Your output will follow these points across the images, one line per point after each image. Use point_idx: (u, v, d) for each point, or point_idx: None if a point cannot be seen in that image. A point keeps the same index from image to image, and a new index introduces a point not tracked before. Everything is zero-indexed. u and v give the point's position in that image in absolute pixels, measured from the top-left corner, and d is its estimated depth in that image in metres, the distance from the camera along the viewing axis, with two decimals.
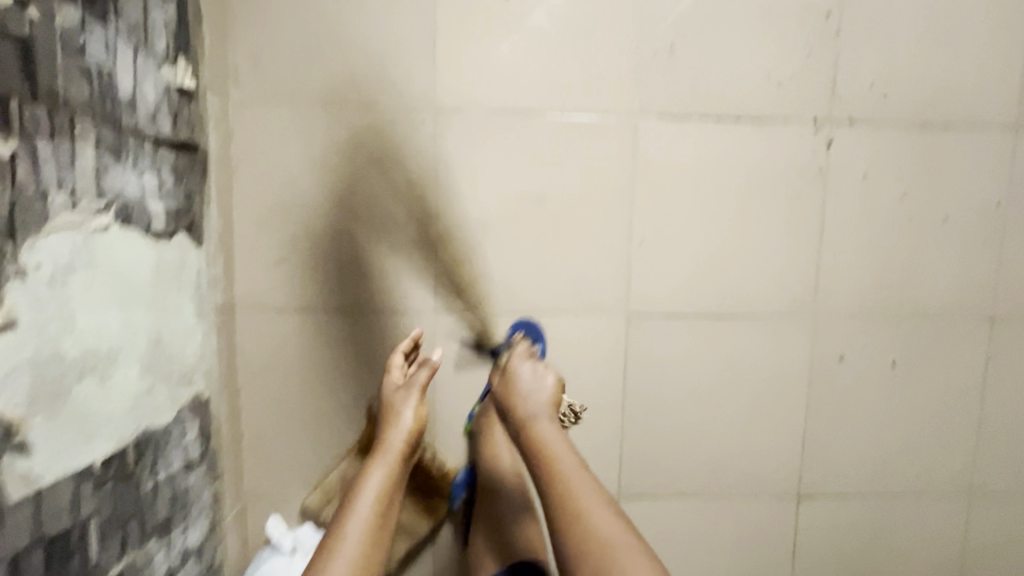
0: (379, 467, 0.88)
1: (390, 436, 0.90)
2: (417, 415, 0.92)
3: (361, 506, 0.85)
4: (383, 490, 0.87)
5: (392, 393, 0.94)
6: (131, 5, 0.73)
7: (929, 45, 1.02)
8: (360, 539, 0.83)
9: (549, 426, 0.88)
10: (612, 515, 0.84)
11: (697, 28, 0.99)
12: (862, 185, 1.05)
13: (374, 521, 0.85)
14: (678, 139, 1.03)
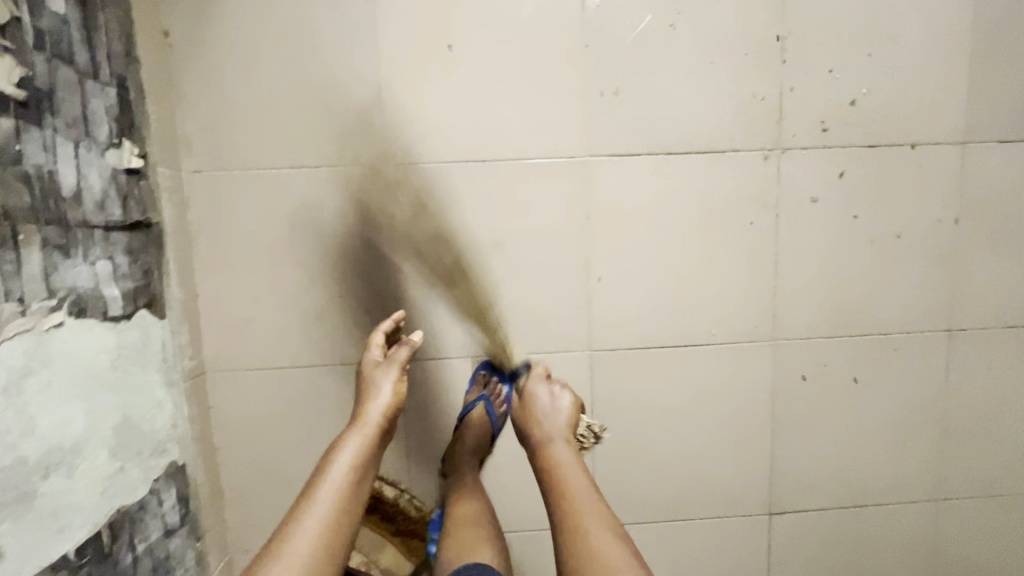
0: (354, 439, 0.85)
1: (368, 410, 0.87)
2: (396, 390, 0.89)
3: (334, 474, 0.82)
4: (357, 462, 0.83)
5: (371, 369, 0.92)
6: (68, 100, 0.74)
7: (875, 68, 1.03)
8: (331, 506, 0.79)
9: (565, 448, 0.89)
10: (609, 526, 0.81)
11: (642, 66, 1.00)
12: (816, 210, 1.07)
13: (343, 492, 0.81)
14: (630, 176, 1.04)
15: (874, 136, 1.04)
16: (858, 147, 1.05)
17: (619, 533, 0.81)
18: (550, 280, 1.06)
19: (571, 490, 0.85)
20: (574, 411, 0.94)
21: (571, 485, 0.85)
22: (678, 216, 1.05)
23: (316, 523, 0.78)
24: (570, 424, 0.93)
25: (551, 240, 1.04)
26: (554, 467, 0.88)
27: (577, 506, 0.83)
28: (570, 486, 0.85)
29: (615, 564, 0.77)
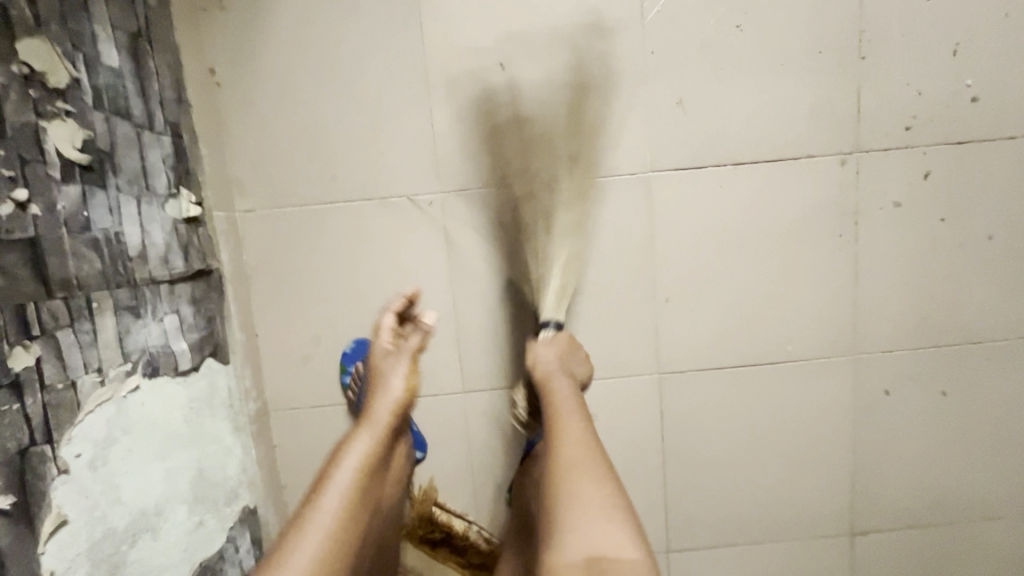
0: (364, 435, 0.79)
1: (377, 406, 0.81)
2: (407, 384, 0.83)
3: (339, 476, 0.75)
4: (365, 462, 0.77)
5: (381, 358, 0.86)
6: (127, 155, 0.72)
7: (963, 58, 0.94)
8: (337, 513, 0.72)
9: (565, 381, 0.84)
10: (601, 500, 0.71)
11: (705, 74, 0.94)
12: (898, 215, 0.99)
13: (350, 496, 0.74)
14: (697, 190, 0.97)
15: (962, 132, 0.96)
16: (944, 145, 0.96)
17: (611, 503, 0.71)
18: (615, 301, 1.01)
19: (568, 446, 0.76)
20: (581, 375, 0.91)
21: (572, 430, 0.78)
22: (749, 229, 0.99)
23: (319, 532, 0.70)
24: (564, 364, 0.88)
25: (614, 262, 0.99)
26: (558, 409, 0.81)
27: (576, 457, 0.75)
28: (568, 433, 0.77)
29: (608, 530, 0.68)
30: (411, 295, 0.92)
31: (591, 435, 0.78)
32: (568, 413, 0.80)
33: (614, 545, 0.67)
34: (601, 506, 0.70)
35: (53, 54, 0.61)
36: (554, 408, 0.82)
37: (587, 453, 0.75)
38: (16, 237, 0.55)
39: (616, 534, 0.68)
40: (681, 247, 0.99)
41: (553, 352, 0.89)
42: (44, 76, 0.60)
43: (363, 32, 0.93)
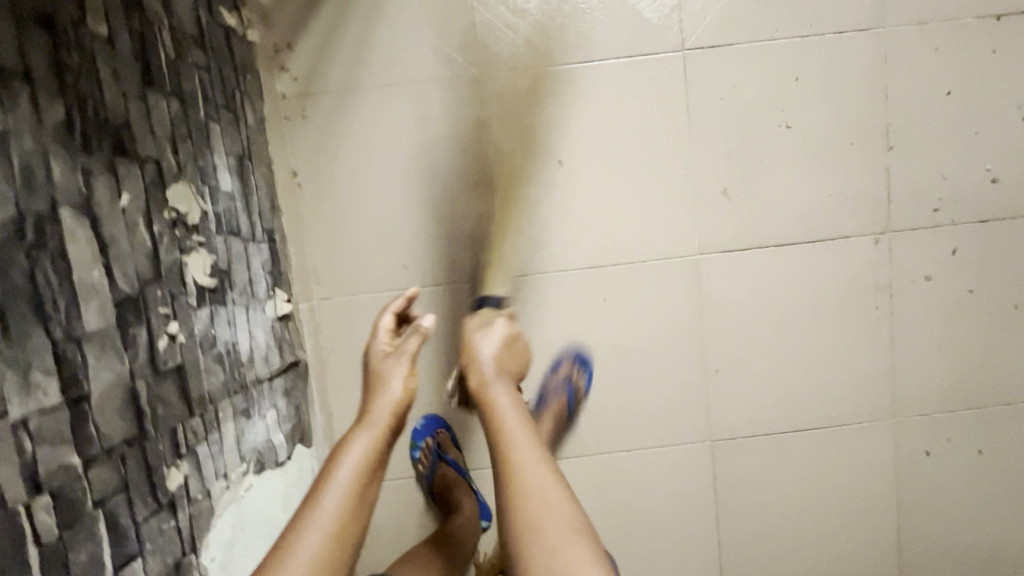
0: (360, 438, 0.74)
1: (376, 407, 0.77)
2: (407, 385, 0.79)
3: (337, 479, 0.69)
4: (366, 463, 0.72)
5: (380, 361, 0.82)
6: (240, 269, 0.79)
7: (982, 145, 1.03)
8: (333, 523, 0.66)
9: (500, 385, 0.79)
10: (562, 510, 0.69)
11: (745, 167, 1.02)
12: (929, 287, 1.06)
13: (350, 498, 0.69)
14: (740, 269, 1.05)
15: (985, 211, 1.04)
16: (969, 223, 1.04)
17: (580, 524, 0.69)
18: (668, 374, 1.07)
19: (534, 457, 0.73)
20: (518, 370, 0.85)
21: (527, 442, 0.74)
22: (791, 303, 1.06)
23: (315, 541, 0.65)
24: (506, 368, 0.82)
25: (666, 336, 1.06)
26: (497, 412, 0.77)
27: (531, 479, 0.71)
28: (523, 454, 0.73)
29: (570, 554, 0.65)
30: (414, 294, 0.86)
31: (549, 460, 0.73)
32: (511, 416, 0.76)
33: (572, 551, 0.66)
34: (560, 519, 0.68)
35: (189, 192, 0.69)
36: (491, 412, 0.77)
37: (532, 448, 0.73)
38: (169, 365, 0.62)
39: (559, 538, 0.67)
40: (728, 322, 1.06)
41: (495, 332, 0.85)
42: (183, 215, 0.68)
43: (432, 134, 1.01)
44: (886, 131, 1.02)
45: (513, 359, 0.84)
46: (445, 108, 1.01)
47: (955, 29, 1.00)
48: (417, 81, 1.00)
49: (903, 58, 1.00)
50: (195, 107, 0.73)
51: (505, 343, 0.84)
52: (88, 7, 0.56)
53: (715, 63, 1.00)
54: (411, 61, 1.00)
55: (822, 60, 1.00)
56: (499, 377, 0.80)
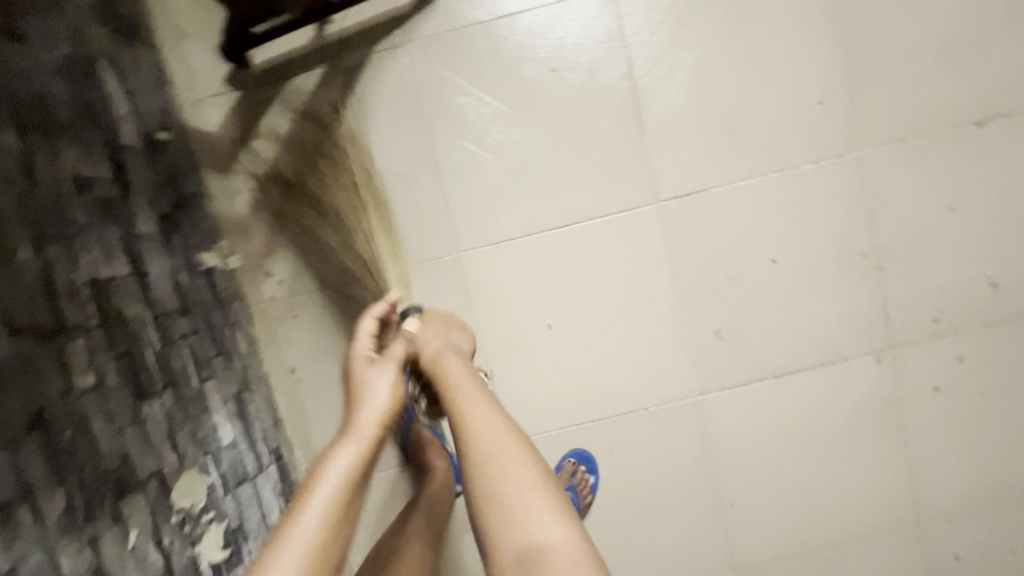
0: (347, 446, 0.71)
1: (361, 415, 0.74)
2: (394, 394, 0.77)
3: (330, 471, 0.68)
4: (352, 474, 0.68)
5: (362, 368, 0.79)
6: (251, 514, 0.82)
7: (975, 253, 1.00)
8: (319, 527, 0.63)
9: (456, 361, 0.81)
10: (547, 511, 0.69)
11: (735, 307, 1.01)
12: (939, 397, 1.04)
13: (338, 500, 0.66)
14: (743, 404, 1.04)
15: (987, 316, 1.02)
16: (972, 330, 1.02)
17: (552, 504, 0.70)
18: (684, 510, 1.07)
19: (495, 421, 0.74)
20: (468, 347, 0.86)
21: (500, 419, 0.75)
22: (799, 430, 1.05)
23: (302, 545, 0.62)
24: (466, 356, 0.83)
25: (677, 477, 1.06)
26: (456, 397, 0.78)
27: (494, 448, 0.72)
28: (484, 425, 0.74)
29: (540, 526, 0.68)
30: (392, 300, 0.84)
31: (517, 436, 0.74)
32: (484, 413, 0.75)
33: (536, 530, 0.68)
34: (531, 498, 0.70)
35: (193, 478, 0.72)
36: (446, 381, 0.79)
37: (499, 429, 0.74)
38: None
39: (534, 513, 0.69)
40: (737, 455, 1.06)
41: (460, 343, 0.86)
42: (188, 508, 0.71)
43: None
44: (876, 250, 1.00)
45: (461, 352, 0.84)
46: (431, 286, 1.01)
47: (934, 143, 0.98)
48: (400, 264, 1.00)
49: (885, 177, 0.99)
50: (187, 382, 0.76)
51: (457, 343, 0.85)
52: (71, 370, 0.59)
53: (692, 209, 0.99)
54: (390, 247, 0.99)
55: (802, 192, 0.98)
56: (457, 354, 0.82)
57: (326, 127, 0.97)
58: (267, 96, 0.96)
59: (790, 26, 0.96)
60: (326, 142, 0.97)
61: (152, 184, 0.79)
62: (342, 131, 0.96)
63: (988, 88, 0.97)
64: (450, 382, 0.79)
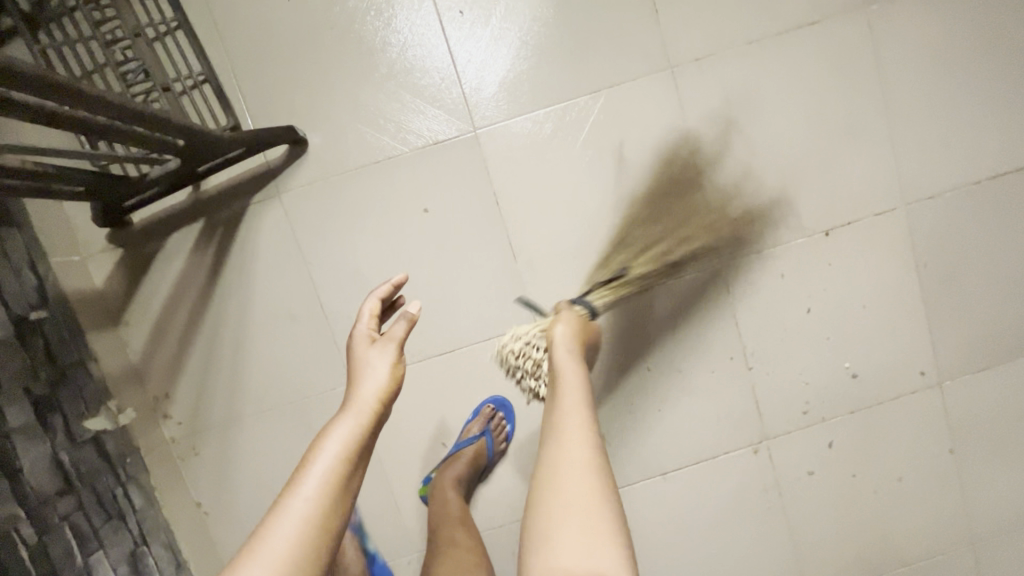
0: (344, 425, 0.61)
1: (360, 391, 0.64)
2: (393, 372, 0.66)
3: (327, 448, 0.59)
4: (347, 455, 0.59)
5: (362, 345, 0.69)
6: None
7: (833, 348, 1.08)
8: (313, 507, 0.55)
9: (574, 357, 0.81)
10: (588, 491, 0.67)
11: (617, 413, 1.08)
12: (814, 480, 1.12)
13: (332, 482, 0.57)
14: (632, 501, 1.10)
15: (850, 404, 1.10)
16: (837, 418, 1.10)
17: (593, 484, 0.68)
18: None
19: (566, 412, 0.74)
20: (589, 340, 0.88)
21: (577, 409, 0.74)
22: (688, 520, 1.11)
23: (290, 529, 0.54)
24: (581, 341, 0.85)
25: None
26: (563, 385, 0.78)
27: (564, 437, 0.72)
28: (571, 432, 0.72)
29: (589, 523, 0.65)
30: (397, 279, 0.74)
31: (591, 423, 0.73)
32: (572, 392, 0.76)
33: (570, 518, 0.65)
34: (574, 489, 0.67)
35: None
36: (563, 374, 0.79)
37: (581, 413, 0.73)
38: None
39: (582, 515, 0.65)
40: (632, 548, 1.12)
41: (566, 327, 0.86)
42: None
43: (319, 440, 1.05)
44: (744, 353, 1.07)
45: (584, 357, 0.84)
46: (326, 418, 1.04)
47: (787, 251, 1.05)
48: (293, 398, 1.03)
49: (746, 286, 1.06)
50: (68, 564, 0.79)
51: (579, 329, 0.86)
52: None
53: None
54: (284, 381, 1.03)
55: (668, 305, 1.06)
56: (574, 348, 0.83)
57: (211, 275, 1.00)
58: (150, 249, 0.99)
59: (648, 154, 1.02)
60: (213, 289, 1.00)
61: (24, 369, 0.81)
62: (228, 278, 1.00)
63: (830, 202, 1.05)
64: (560, 374, 0.79)
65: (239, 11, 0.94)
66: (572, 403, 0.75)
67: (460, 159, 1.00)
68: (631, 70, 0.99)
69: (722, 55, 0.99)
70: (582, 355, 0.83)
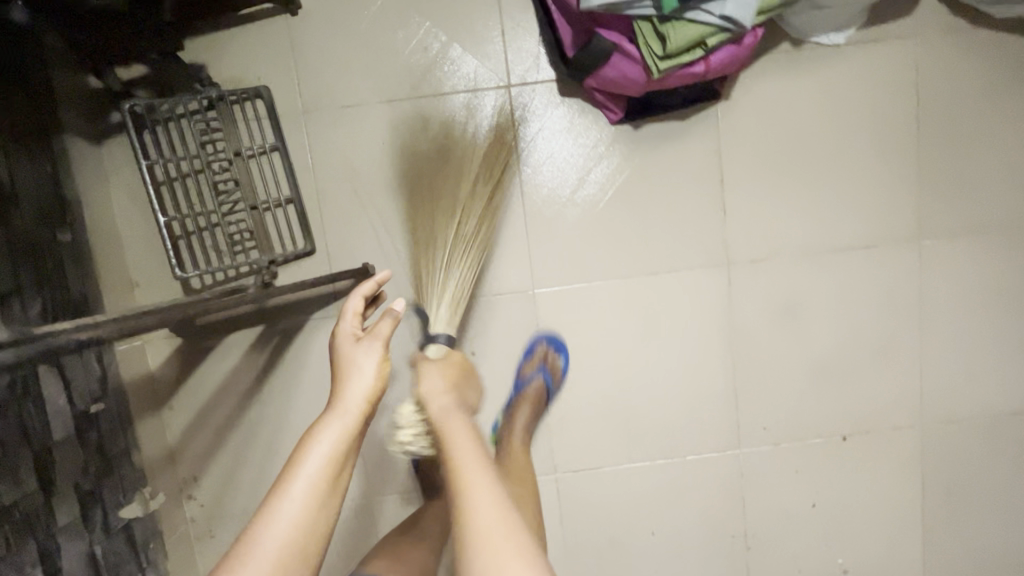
0: (333, 427, 0.69)
1: (346, 392, 0.71)
2: (381, 373, 0.73)
3: (318, 447, 0.68)
4: (337, 454, 0.69)
5: (349, 345, 0.75)
6: None
7: (830, 543, 1.13)
8: (307, 503, 0.66)
9: (461, 420, 0.76)
10: (506, 521, 0.68)
11: (615, 568, 1.12)
12: None
13: (322, 476, 0.67)
14: None
15: None
16: None
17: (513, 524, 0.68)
18: None
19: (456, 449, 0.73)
20: (474, 402, 0.82)
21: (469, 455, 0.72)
22: None
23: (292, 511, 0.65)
24: (461, 398, 0.79)
25: None
26: (446, 437, 0.74)
27: (471, 480, 0.70)
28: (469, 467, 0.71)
29: (499, 539, 0.67)
30: (380, 279, 0.77)
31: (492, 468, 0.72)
32: (464, 441, 0.74)
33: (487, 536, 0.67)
34: (484, 517, 0.68)
35: None
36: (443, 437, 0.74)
37: (476, 458, 0.72)
38: None
39: (496, 532, 0.67)
40: None
41: (440, 377, 0.79)
42: None
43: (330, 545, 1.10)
44: (746, 534, 1.12)
45: (459, 396, 0.79)
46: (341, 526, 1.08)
47: (805, 449, 1.10)
48: None
49: (760, 472, 1.10)
50: None
51: (455, 369, 0.81)
52: None
53: (584, 485, 1.09)
54: None
55: (685, 479, 1.10)
56: (456, 407, 0.78)
57: (260, 377, 1.04)
58: (208, 345, 1.03)
59: (692, 338, 1.06)
60: (259, 389, 1.05)
61: (80, 466, 0.86)
62: (275, 382, 1.05)
63: (854, 412, 1.09)
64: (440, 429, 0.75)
65: (335, 142, 0.99)
66: (462, 450, 0.73)
67: (513, 311, 1.04)
68: (690, 260, 1.04)
69: (778, 260, 1.04)
70: (466, 412, 0.78)
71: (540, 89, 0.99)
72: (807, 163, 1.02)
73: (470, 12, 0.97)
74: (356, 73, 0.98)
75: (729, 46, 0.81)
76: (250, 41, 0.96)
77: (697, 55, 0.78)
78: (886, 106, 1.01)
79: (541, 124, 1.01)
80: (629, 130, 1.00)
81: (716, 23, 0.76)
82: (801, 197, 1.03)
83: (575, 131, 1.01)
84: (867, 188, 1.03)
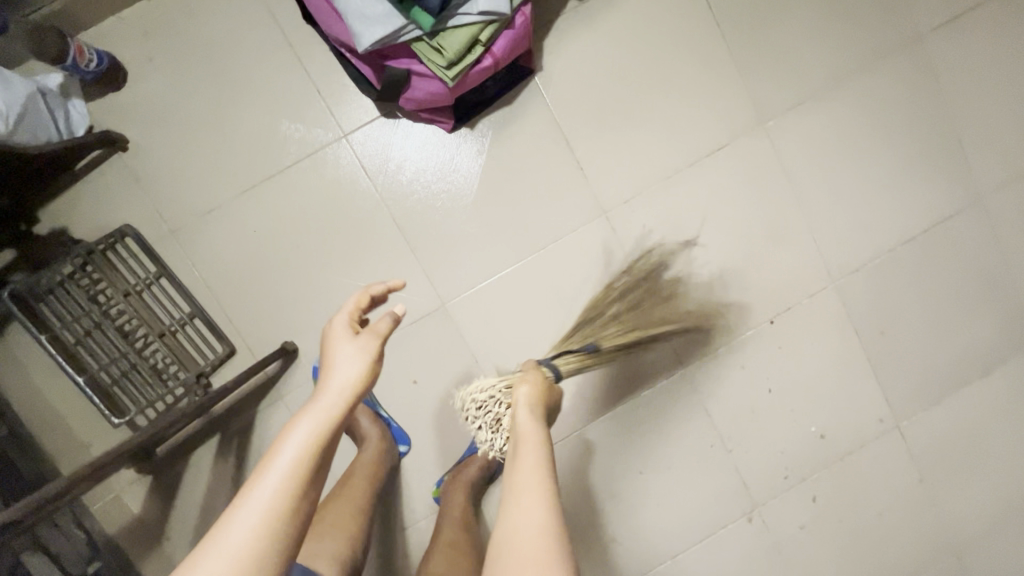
0: (309, 425, 0.56)
1: (326, 392, 0.59)
2: (369, 371, 0.61)
3: (290, 446, 0.55)
4: (306, 460, 0.55)
5: (340, 335, 0.63)
6: None
7: (798, 414, 1.21)
8: (270, 516, 0.52)
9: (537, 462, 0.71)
10: None
11: (620, 513, 1.18)
12: (806, 533, 1.23)
13: (291, 488, 0.53)
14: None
15: (823, 459, 1.22)
16: (814, 473, 1.22)
17: None
18: None
19: (522, 474, 0.70)
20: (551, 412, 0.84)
21: (522, 436, 0.75)
22: None
23: (252, 520, 0.52)
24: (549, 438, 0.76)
25: None
26: (513, 496, 0.68)
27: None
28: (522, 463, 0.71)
29: None
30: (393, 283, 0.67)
31: (554, 560, 0.62)
32: (532, 519, 0.65)
33: None
34: None
35: None
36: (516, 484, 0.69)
37: (535, 539, 0.63)
38: None
39: None
40: None
41: (530, 393, 0.81)
42: None
43: None
44: (721, 438, 1.19)
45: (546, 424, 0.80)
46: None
47: (740, 343, 1.17)
48: None
49: (711, 379, 1.18)
50: None
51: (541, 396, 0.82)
52: None
53: (561, 456, 1.17)
54: None
55: (648, 412, 1.17)
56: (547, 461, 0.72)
57: (236, 481, 1.09)
58: (178, 470, 1.08)
59: (603, 288, 1.12)
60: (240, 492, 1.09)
61: None
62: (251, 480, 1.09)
63: (771, 295, 1.16)
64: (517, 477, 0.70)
65: (212, 247, 1.04)
66: (530, 505, 0.66)
67: (437, 329, 1.10)
68: (571, 221, 1.10)
69: (647, 191, 1.11)
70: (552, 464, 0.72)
71: (373, 127, 1.05)
72: (636, 97, 1.08)
73: (282, 84, 1.02)
74: (204, 178, 1.02)
75: (507, 33, 0.85)
76: (99, 191, 1.01)
77: (478, 52, 0.84)
78: (685, 20, 1.08)
79: (388, 157, 1.06)
80: (468, 132, 1.06)
81: (479, 20, 0.81)
82: (644, 128, 1.09)
83: (419, 148, 1.06)
84: (697, 97, 1.10)
